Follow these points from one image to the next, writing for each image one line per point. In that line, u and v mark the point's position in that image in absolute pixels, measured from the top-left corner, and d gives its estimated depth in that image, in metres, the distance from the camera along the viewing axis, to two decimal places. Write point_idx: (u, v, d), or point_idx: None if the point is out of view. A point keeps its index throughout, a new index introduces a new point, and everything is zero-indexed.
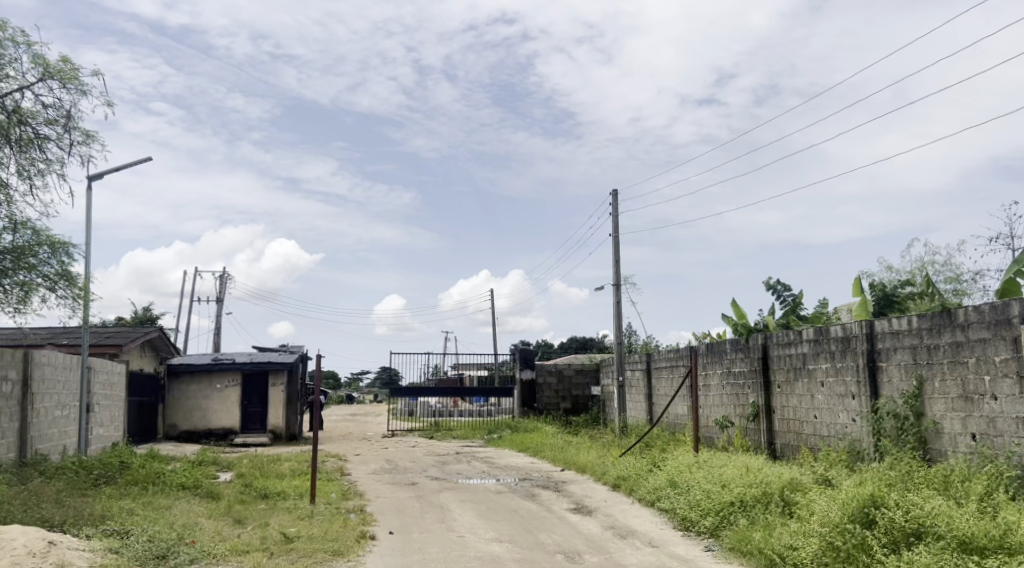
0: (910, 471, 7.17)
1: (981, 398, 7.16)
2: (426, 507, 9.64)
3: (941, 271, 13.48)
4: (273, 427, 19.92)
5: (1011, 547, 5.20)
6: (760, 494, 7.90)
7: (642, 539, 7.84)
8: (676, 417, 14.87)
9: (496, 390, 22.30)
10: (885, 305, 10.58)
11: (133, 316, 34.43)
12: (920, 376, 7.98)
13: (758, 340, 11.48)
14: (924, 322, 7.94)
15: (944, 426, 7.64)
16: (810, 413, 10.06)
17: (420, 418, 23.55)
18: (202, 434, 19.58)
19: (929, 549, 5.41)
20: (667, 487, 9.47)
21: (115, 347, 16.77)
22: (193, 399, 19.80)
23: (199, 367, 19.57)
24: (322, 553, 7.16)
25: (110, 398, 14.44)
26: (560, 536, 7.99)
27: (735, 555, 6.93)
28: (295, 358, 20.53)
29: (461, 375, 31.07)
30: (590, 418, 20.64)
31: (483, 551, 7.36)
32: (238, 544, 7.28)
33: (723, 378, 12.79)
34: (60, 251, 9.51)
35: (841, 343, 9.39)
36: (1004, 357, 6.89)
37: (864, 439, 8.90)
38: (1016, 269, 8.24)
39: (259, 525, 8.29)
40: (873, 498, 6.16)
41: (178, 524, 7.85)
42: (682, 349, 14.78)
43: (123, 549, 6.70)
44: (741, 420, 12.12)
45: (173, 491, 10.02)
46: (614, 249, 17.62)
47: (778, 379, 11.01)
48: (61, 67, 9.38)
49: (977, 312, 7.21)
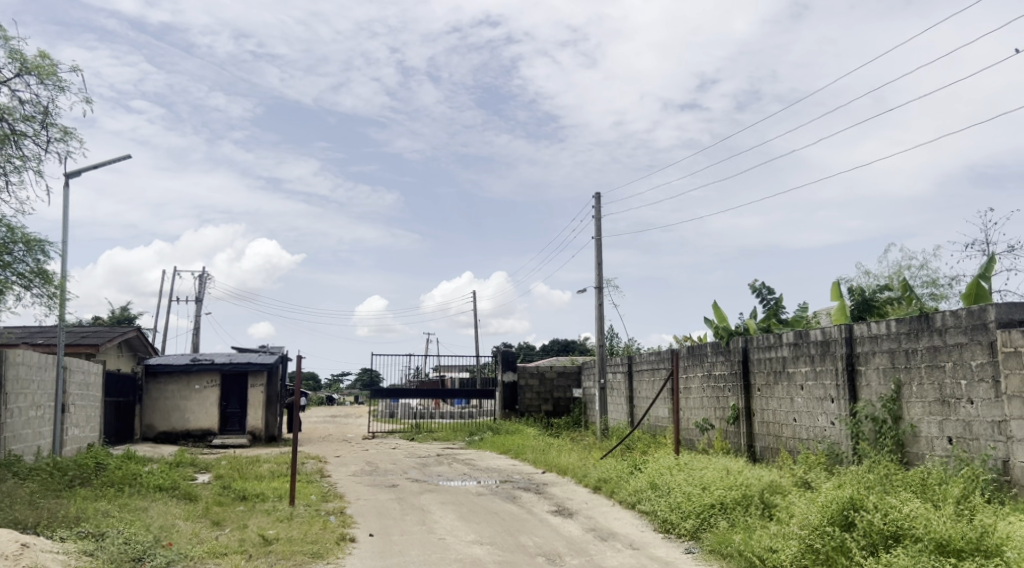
0: (888, 473, 7.26)
1: (958, 402, 7.26)
2: (407, 510, 9.60)
3: (918, 276, 13.71)
4: (253, 428, 19.79)
5: (988, 549, 5.24)
6: (741, 496, 7.95)
7: (623, 540, 7.88)
8: (658, 420, 14.95)
9: (477, 392, 22.22)
10: (864, 310, 10.69)
11: (110, 316, 34.00)
12: (898, 380, 8.07)
13: (738, 343, 11.56)
14: (902, 327, 8.03)
15: (921, 429, 7.73)
16: (789, 415, 10.14)
17: (401, 420, 23.40)
18: (180, 435, 19.37)
19: (907, 552, 5.47)
20: (648, 489, 9.50)
21: (91, 347, 16.53)
22: (171, 400, 19.58)
23: (177, 367, 19.34)
24: (302, 556, 7.10)
25: (86, 398, 14.22)
26: (541, 539, 7.95)
27: (716, 557, 6.96)
28: (275, 358, 20.36)
29: (442, 378, 31.06)
30: (571, 420, 20.67)
31: (464, 553, 7.32)
32: (216, 546, 7.20)
33: (703, 380, 12.87)
34: (36, 250, 9.36)
35: (820, 346, 9.46)
36: (980, 362, 6.99)
37: (842, 443, 8.98)
38: (984, 274, 8.37)
39: (238, 528, 8.19)
40: (852, 501, 6.20)
41: (155, 527, 7.71)
42: (663, 352, 14.83)
43: (97, 552, 6.57)
44: (721, 422, 12.20)
45: (148, 493, 9.86)
46: (596, 252, 17.67)
47: (758, 382, 11.09)
48: (39, 62, 9.23)
49: (954, 317, 7.29)
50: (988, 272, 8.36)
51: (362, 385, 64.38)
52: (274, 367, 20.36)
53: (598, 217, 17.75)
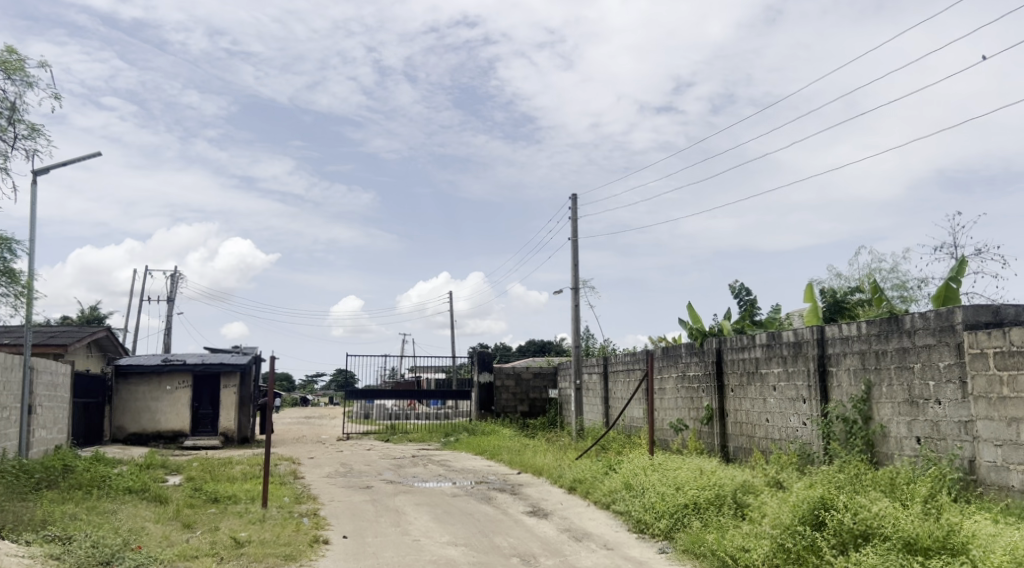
0: (859, 472, 7.37)
1: (926, 403, 7.37)
2: (381, 511, 9.52)
3: (889, 279, 13.96)
4: (225, 429, 19.55)
5: (954, 548, 5.34)
6: (714, 496, 8.01)
7: (598, 540, 7.91)
8: (633, 420, 15.05)
9: (453, 392, 22.17)
10: (835, 312, 10.88)
11: (80, 316, 33.40)
12: (868, 380, 8.19)
13: (712, 344, 11.66)
14: (873, 329, 8.15)
15: (890, 429, 7.86)
16: (762, 416, 10.24)
17: (376, 423, 22.94)
18: (151, 436, 19.07)
19: (876, 550, 5.54)
20: (622, 489, 9.55)
21: (60, 347, 16.24)
22: (141, 400, 19.25)
23: (148, 367, 19.04)
24: (274, 558, 7.02)
25: (53, 399, 13.94)
26: (516, 540, 7.95)
27: (689, 557, 7.01)
28: (248, 359, 20.12)
29: (418, 380, 30.94)
30: (547, 420, 20.73)
31: (438, 554, 7.32)
32: (187, 549, 7.09)
33: (677, 381, 12.95)
34: (2, 247, 9.15)
35: (792, 347, 9.56)
36: (948, 363, 7.11)
37: (814, 443, 9.09)
38: (954, 276, 8.51)
39: (209, 530, 8.08)
40: (823, 500, 6.28)
41: (123, 530, 7.57)
42: (638, 353, 14.91)
43: (63, 556, 6.44)
44: (695, 423, 12.28)
45: (118, 495, 9.69)
46: (573, 253, 17.71)
47: (731, 382, 11.19)
48: (6, 57, 9.04)
49: (923, 319, 7.41)
50: (958, 275, 8.50)
51: (337, 385, 64.34)
52: (247, 367, 20.13)
53: (574, 219, 17.79)
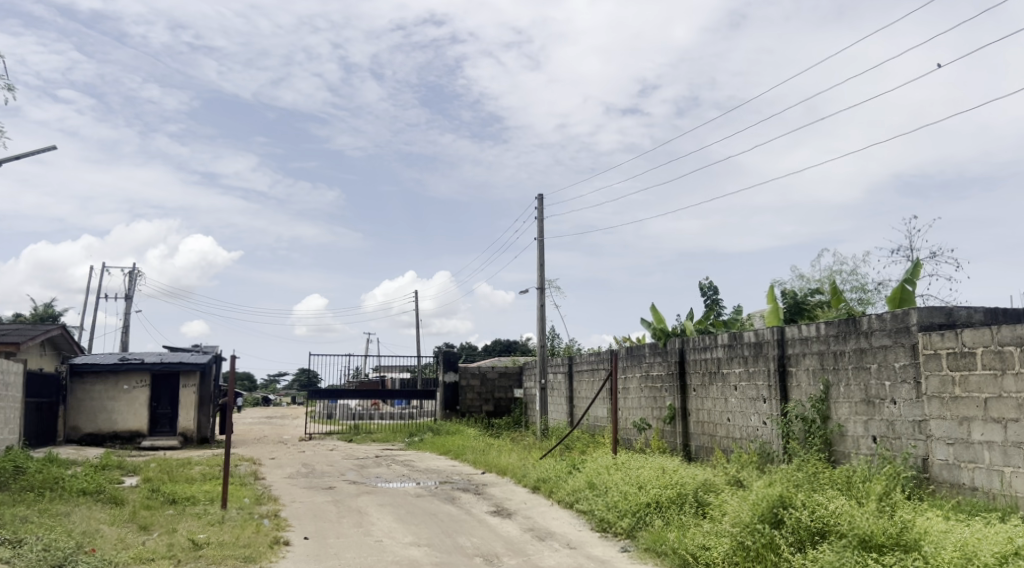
0: (816, 471, 7.50)
1: (882, 402, 7.53)
2: (343, 512, 9.45)
3: (848, 281, 14.27)
4: (184, 429, 19.18)
5: (907, 544, 5.45)
6: (675, 495, 8.08)
7: (561, 540, 7.90)
8: (598, 419, 15.15)
9: (418, 392, 22.05)
10: (795, 313, 11.05)
11: (33, 313, 32.46)
12: (826, 381, 8.35)
13: (675, 344, 11.79)
14: (831, 330, 8.31)
15: (848, 428, 8.02)
16: (723, 415, 10.38)
17: (339, 422, 22.79)
18: (106, 436, 18.61)
19: (832, 548, 5.63)
20: (586, 488, 9.59)
21: (12, 346, 15.77)
22: (97, 400, 18.78)
23: (104, 367, 18.57)
24: (233, 560, 6.89)
25: (4, 399, 13.52)
26: (479, 540, 7.92)
27: (650, 555, 7.06)
28: (208, 358, 19.77)
29: (383, 379, 30.72)
30: (512, 420, 20.77)
31: (401, 554, 7.25)
32: (143, 552, 6.92)
33: (641, 381, 13.06)
34: None
35: (753, 348, 9.71)
36: (903, 363, 7.28)
37: (773, 442, 9.23)
38: (910, 278, 8.71)
39: (167, 532, 7.94)
40: (781, 499, 6.36)
41: (77, 532, 7.37)
42: (602, 353, 15.01)
43: (14, 560, 6.25)
44: (658, 422, 12.39)
45: (71, 498, 9.43)
46: (539, 253, 17.74)
47: (694, 382, 11.31)
48: None
49: (879, 321, 7.57)
50: (913, 276, 8.71)
51: (300, 384, 63.68)
52: (207, 367, 19.77)
53: (540, 219, 17.84)
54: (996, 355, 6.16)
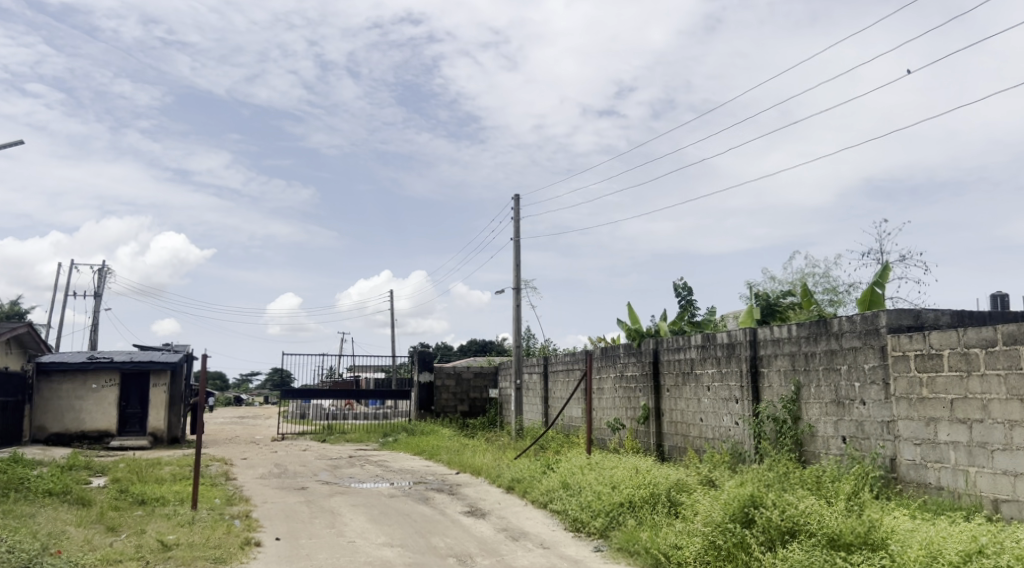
0: (787, 470, 7.59)
1: (852, 403, 7.64)
2: (316, 512, 9.39)
3: (820, 283, 14.46)
4: (154, 429, 18.90)
5: (874, 543, 5.54)
6: (648, 494, 8.12)
7: (534, 540, 7.91)
8: (572, 419, 15.20)
9: (393, 392, 21.94)
10: (767, 314, 11.16)
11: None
12: (798, 381, 8.45)
13: (649, 345, 11.86)
14: (802, 332, 8.41)
15: (818, 429, 8.12)
16: (696, 416, 10.46)
17: (312, 422, 22.61)
18: (74, 436, 18.28)
19: (802, 546, 5.70)
20: (560, 488, 9.61)
21: None
22: (64, 400, 18.42)
23: (72, 366, 18.23)
24: (202, 562, 6.79)
25: None
26: (453, 540, 7.91)
27: (623, 555, 7.09)
28: (180, 357, 19.47)
29: (357, 379, 30.53)
30: (487, 420, 20.76)
31: (373, 555, 7.21)
32: (110, 553, 6.81)
33: (615, 381, 13.13)
34: None
35: (726, 349, 9.81)
36: (872, 365, 7.39)
37: (745, 442, 9.32)
38: (879, 281, 8.85)
39: (136, 533, 7.81)
40: (752, 498, 6.42)
41: (42, 534, 7.23)
42: (577, 353, 15.06)
43: None
44: (631, 422, 12.48)
45: (37, 499, 9.24)
46: (515, 253, 17.76)
47: (667, 383, 11.39)
48: None
49: (850, 322, 7.68)
50: (883, 280, 8.85)
51: (272, 385, 63.03)
52: (178, 366, 19.49)
53: (517, 220, 17.86)
54: (962, 356, 6.29)
